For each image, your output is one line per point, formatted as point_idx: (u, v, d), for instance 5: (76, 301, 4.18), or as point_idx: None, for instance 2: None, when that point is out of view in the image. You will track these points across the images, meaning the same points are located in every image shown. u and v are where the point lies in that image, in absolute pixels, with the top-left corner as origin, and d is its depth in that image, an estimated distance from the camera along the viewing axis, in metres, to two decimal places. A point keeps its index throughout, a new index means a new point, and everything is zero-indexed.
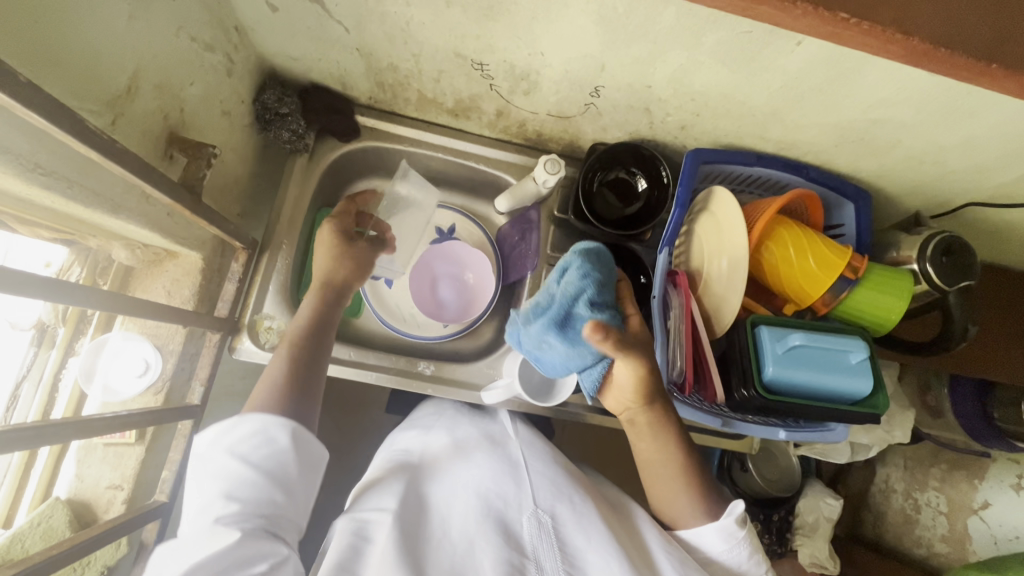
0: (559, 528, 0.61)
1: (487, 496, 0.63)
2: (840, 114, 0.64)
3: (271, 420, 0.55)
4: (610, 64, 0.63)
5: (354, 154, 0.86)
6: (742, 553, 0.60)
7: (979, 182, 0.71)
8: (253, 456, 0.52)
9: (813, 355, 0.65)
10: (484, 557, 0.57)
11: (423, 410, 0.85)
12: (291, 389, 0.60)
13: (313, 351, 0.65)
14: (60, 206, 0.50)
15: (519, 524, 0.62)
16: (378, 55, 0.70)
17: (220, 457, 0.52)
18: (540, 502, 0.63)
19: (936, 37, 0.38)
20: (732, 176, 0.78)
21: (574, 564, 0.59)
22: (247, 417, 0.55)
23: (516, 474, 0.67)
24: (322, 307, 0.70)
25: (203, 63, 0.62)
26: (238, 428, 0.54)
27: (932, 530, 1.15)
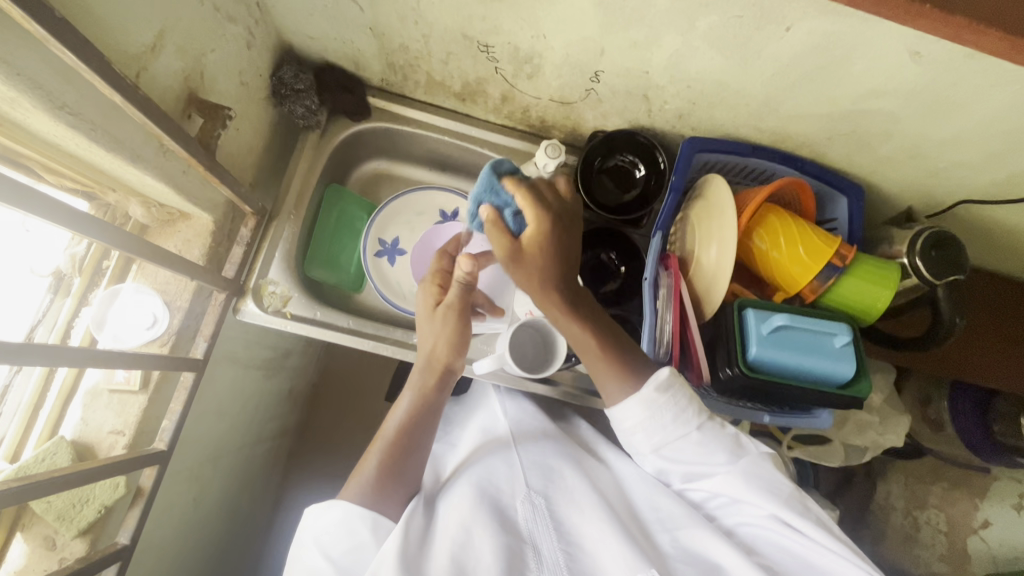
0: (553, 508, 0.63)
1: (480, 484, 0.64)
2: (830, 105, 0.66)
3: (352, 515, 0.58)
4: (609, 48, 0.66)
5: (364, 133, 0.90)
6: (667, 415, 0.61)
7: (971, 181, 0.72)
8: (332, 540, 0.57)
9: (796, 337, 0.66)
10: (484, 546, 0.57)
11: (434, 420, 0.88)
12: (389, 473, 0.62)
13: (417, 435, 0.66)
14: (82, 150, 0.53)
15: (515, 510, 0.63)
16: (390, 35, 0.73)
17: (312, 551, 0.57)
18: (532, 484, 0.65)
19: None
20: (728, 166, 0.81)
21: (570, 540, 0.60)
22: (338, 505, 0.59)
23: (507, 458, 0.69)
24: (436, 390, 0.69)
25: (225, 33, 0.66)
26: (326, 513, 0.59)
27: (930, 546, 1.12)
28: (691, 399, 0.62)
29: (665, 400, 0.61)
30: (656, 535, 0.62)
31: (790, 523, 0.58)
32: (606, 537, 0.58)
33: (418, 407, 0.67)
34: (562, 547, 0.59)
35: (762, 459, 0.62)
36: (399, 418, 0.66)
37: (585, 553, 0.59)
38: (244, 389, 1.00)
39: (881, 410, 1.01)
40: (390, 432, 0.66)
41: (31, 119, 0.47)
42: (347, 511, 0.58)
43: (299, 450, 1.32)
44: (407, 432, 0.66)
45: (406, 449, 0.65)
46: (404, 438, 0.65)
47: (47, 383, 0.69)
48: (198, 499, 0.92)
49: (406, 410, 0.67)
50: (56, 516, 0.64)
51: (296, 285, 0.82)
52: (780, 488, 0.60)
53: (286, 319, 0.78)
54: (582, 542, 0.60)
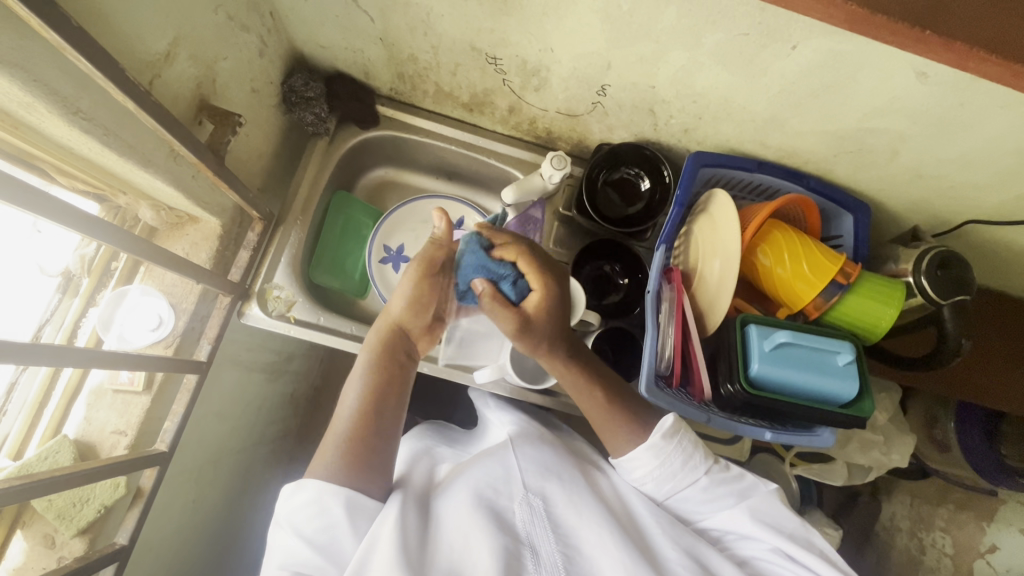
0: (551, 510, 0.62)
1: (479, 487, 0.64)
2: (836, 122, 0.66)
3: (323, 488, 0.58)
4: (616, 63, 0.67)
5: (372, 141, 0.91)
6: (675, 463, 0.64)
7: (978, 201, 0.72)
8: (309, 522, 0.58)
9: (799, 355, 0.66)
10: (481, 545, 0.57)
11: (435, 429, 0.88)
12: (355, 446, 0.62)
13: (376, 397, 0.67)
14: (95, 155, 0.54)
15: (512, 512, 0.62)
16: (400, 46, 0.74)
17: (286, 531, 0.58)
18: (529, 485, 0.65)
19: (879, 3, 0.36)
20: (733, 180, 0.81)
21: (568, 543, 0.60)
22: (307, 481, 0.59)
23: (505, 462, 0.69)
24: (392, 355, 0.71)
25: (237, 41, 0.67)
26: (298, 493, 0.59)
27: (936, 570, 1.10)
28: (696, 447, 0.64)
29: (671, 448, 0.64)
30: (654, 537, 0.61)
31: (793, 554, 0.59)
32: (605, 542, 0.58)
33: (376, 372, 0.68)
34: (560, 548, 0.59)
35: (770, 499, 0.63)
36: (359, 386, 0.67)
37: (582, 558, 0.58)
38: (246, 392, 1.00)
39: (886, 429, 1.00)
40: (351, 400, 0.66)
41: (45, 123, 0.48)
42: (316, 491, 0.58)
43: (299, 454, 1.32)
44: (364, 397, 0.66)
45: (370, 415, 0.65)
46: (368, 410, 0.66)
47: (52, 381, 0.70)
48: (197, 501, 0.92)
49: (366, 375, 0.68)
50: (56, 515, 0.65)
51: (300, 290, 0.82)
52: (787, 526, 0.61)
53: (290, 323, 0.80)
54: (580, 546, 0.59)
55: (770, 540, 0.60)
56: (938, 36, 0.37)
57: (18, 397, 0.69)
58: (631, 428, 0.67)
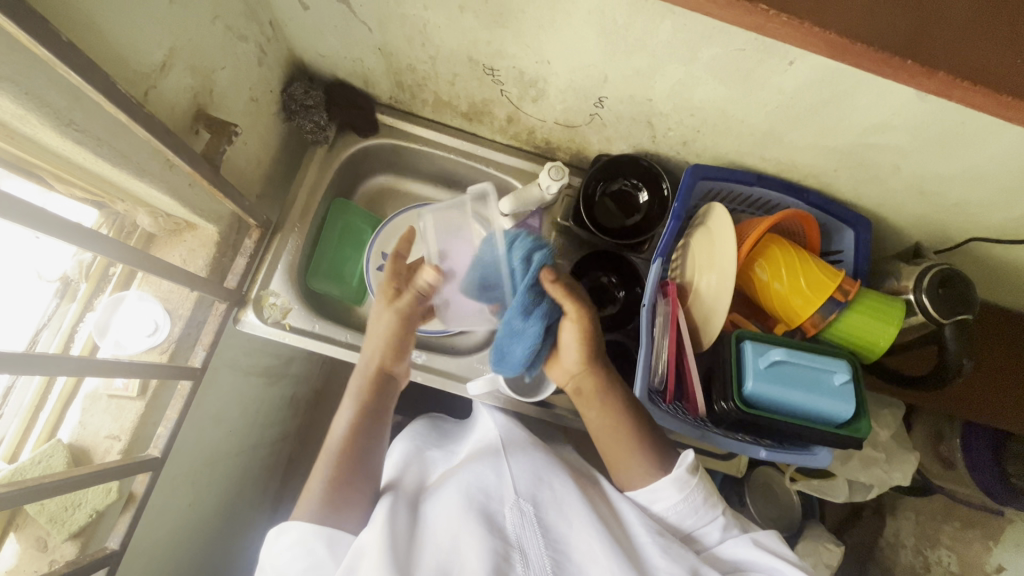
0: (541, 516, 0.62)
1: (469, 489, 0.64)
2: (835, 137, 0.65)
3: (303, 535, 0.58)
4: (612, 75, 0.66)
5: (372, 149, 0.91)
6: (697, 500, 0.63)
7: (983, 218, 0.70)
8: (292, 564, 0.57)
9: (795, 372, 0.65)
10: (470, 546, 0.56)
11: (425, 427, 0.86)
12: (347, 478, 0.64)
13: (366, 437, 0.68)
14: (90, 165, 0.55)
15: (502, 516, 0.61)
16: (398, 56, 0.75)
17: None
18: (520, 489, 0.64)
19: (856, 32, 0.36)
20: (732, 194, 0.80)
21: (557, 548, 0.59)
22: (285, 529, 0.60)
23: (496, 464, 0.68)
24: (378, 395, 0.72)
25: (236, 51, 0.68)
26: (280, 538, 0.59)
27: None
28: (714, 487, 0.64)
29: (695, 482, 0.63)
30: (645, 549, 0.60)
31: None
32: (596, 552, 0.58)
33: (363, 413, 0.70)
34: (549, 553, 0.58)
35: (771, 536, 0.63)
36: (346, 427, 0.68)
37: (571, 564, 0.58)
38: (244, 397, 1.00)
39: (888, 446, 0.98)
40: (339, 439, 0.67)
41: (39, 134, 0.49)
42: (302, 531, 0.59)
43: (298, 457, 1.33)
44: (352, 439, 0.67)
45: (357, 444, 0.67)
46: (354, 440, 0.67)
47: (48, 387, 0.71)
48: (193, 505, 0.92)
49: (353, 416, 0.69)
50: (49, 519, 0.65)
51: (296, 297, 0.82)
52: (785, 555, 0.60)
53: (285, 330, 0.80)
54: (571, 552, 0.59)
55: (766, 567, 0.59)
56: (914, 63, 0.36)
57: (15, 400, 0.70)
58: (648, 461, 0.66)
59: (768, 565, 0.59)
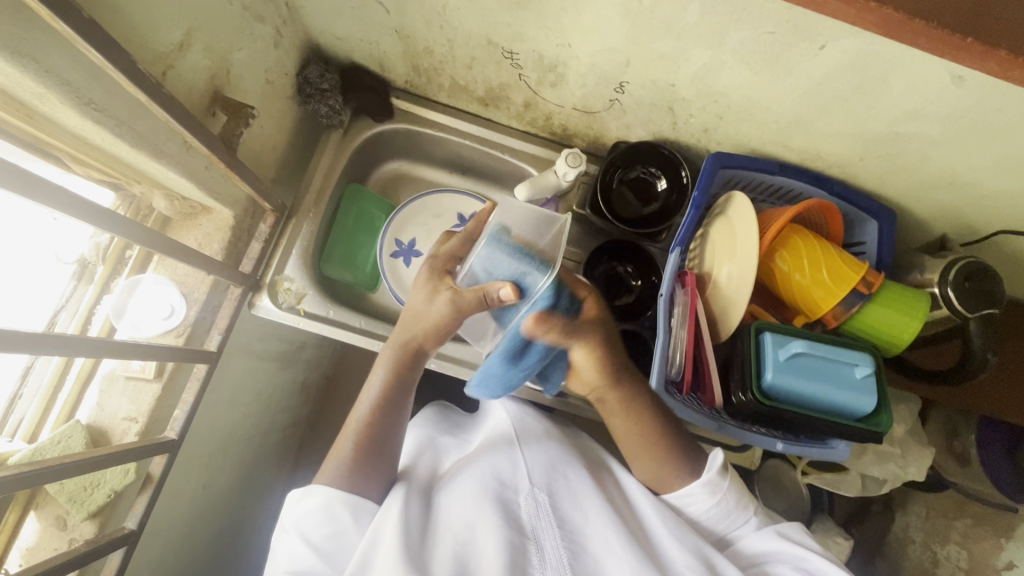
0: (558, 506, 0.62)
1: (482, 478, 0.64)
2: (864, 125, 0.64)
3: (331, 500, 0.59)
4: (635, 60, 0.65)
5: (387, 134, 0.90)
6: (729, 504, 0.63)
7: (1012, 210, 0.69)
8: (313, 527, 0.58)
9: (816, 366, 0.64)
10: (486, 538, 0.57)
11: (436, 415, 0.86)
12: (370, 455, 0.63)
13: (392, 415, 0.66)
14: (108, 144, 0.55)
15: (517, 504, 0.62)
16: (416, 38, 0.74)
17: (290, 537, 0.59)
18: (535, 480, 0.64)
19: (909, 8, 0.35)
20: (752, 183, 0.79)
21: (573, 539, 0.59)
22: (312, 490, 0.60)
23: (511, 454, 0.68)
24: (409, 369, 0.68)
25: (253, 32, 0.67)
26: (305, 499, 0.60)
27: None
28: (742, 487, 0.65)
29: (725, 484, 0.63)
30: (662, 542, 0.60)
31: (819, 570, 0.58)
32: (613, 545, 0.58)
33: (391, 387, 0.66)
34: (565, 544, 0.58)
35: (796, 527, 0.63)
36: (374, 400, 0.66)
37: (589, 556, 0.58)
38: (258, 381, 1.01)
39: (903, 442, 0.97)
40: (365, 411, 0.65)
41: (58, 113, 0.49)
42: (326, 496, 0.60)
43: (309, 442, 1.34)
44: (379, 417, 0.65)
45: (381, 421, 0.65)
46: (379, 416, 0.65)
47: (67, 367, 0.71)
48: (207, 487, 0.93)
49: (381, 388, 0.66)
50: (68, 498, 0.66)
51: (310, 283, 0.82)
52: (812, 546, 0.61)
53: (299, 315, 0.80)
54: (586, 543, 0.59)
55: (797, 559, 0.60)
56: (970, 42, 0.35)
57: (34, 380, 0.70)
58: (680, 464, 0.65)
59: (794, 556, 0.60)
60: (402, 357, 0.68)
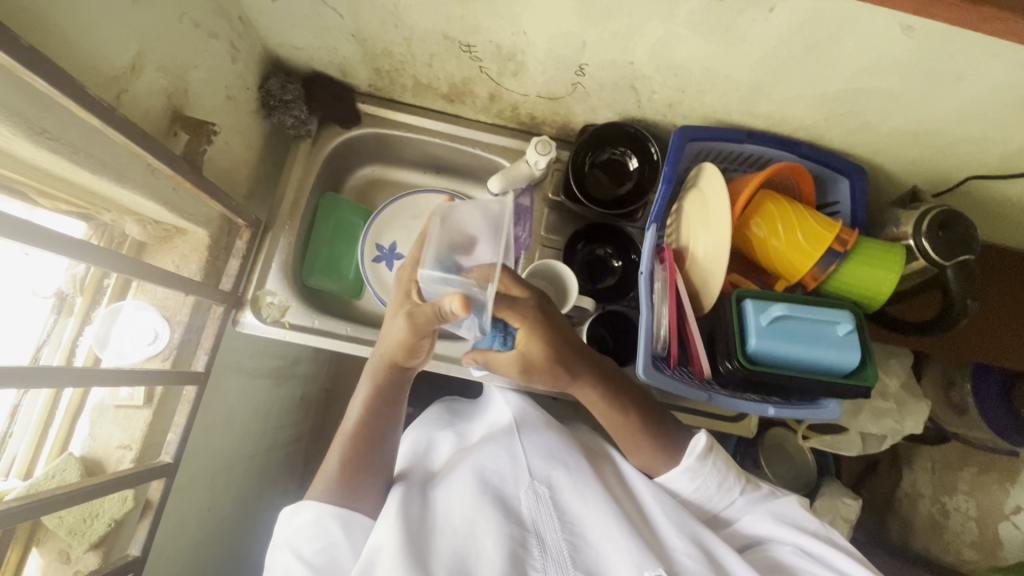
0: (557, 497, 0.63)
1: (483, 471, 0.65)
2: (823, 85, 0.64)
3: (320, 515, 0.61)
4: (591, 41, 0.65)
5: (356, 140, 0.90)
6: (711, 484, 0.64)
7: (979, 155, 0.69)
8: (306, 541, 0.60)
9: (798, 328, 0.64)
10: (486, 534, 0.58)
11: (436, 410, 0.87)
12: (358, 468, 0.65)
13: (378, 427, 0.68)
14: (68, 173, 0.55)
15: (517, 499, 0.63)
16: (373, 41, 0.74)
17: (284, 555, 0.60)
18: (535, 471, 0.65)
19: None
20: (722, 154, 0.79)
21: (573, 531, 0.60)
22: (303, 506, 0.62)
23: (511, 447, 0.68)
24: (390, 383, 0.69)
25: (208, 49, 0.67)
26: (297, 514, 0.62)
27: (961, 536, 1.09)
28: (729, 465, 0.65)
29: (706, 467, 0.64)
30: (662, 529, 0.62)
31: (815, 552, 0.60)
32: (612, 533, 0.58)
33: (376, 400, 0.68)
34: (564, 536, 0.59)
35: (792, 502, 0.65)
36: (359, 412, 0.67)
37: (588, 546, 0.59)
38: (254, 398, 1.01)
39: (898, 396, 0.98)
40: (352, 423, 0.67)
41: (13, 145, 0.49)
42: (316, 512, 0.61)
43: (315, 456, 1.34)
44: (364, 428, 0.67)
45: (369, 434, 0.67)
46: (365, 429, 0.67)
47: (55, 401, 0.71)
48: (212, 509, 0.93)
49: (365, 403, 0.68)
50: (68, 531, 0.66)
51: (293, 295, 0.82)
52: (809, 526, 0.63)
53: (285, 328, 0.80)
54: (585, 534, 0.60)
55: (793, 541, 0.62)
56: None
57: (22, 417, 0.70)
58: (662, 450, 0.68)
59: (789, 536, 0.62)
60: (383, 371, 0.68)
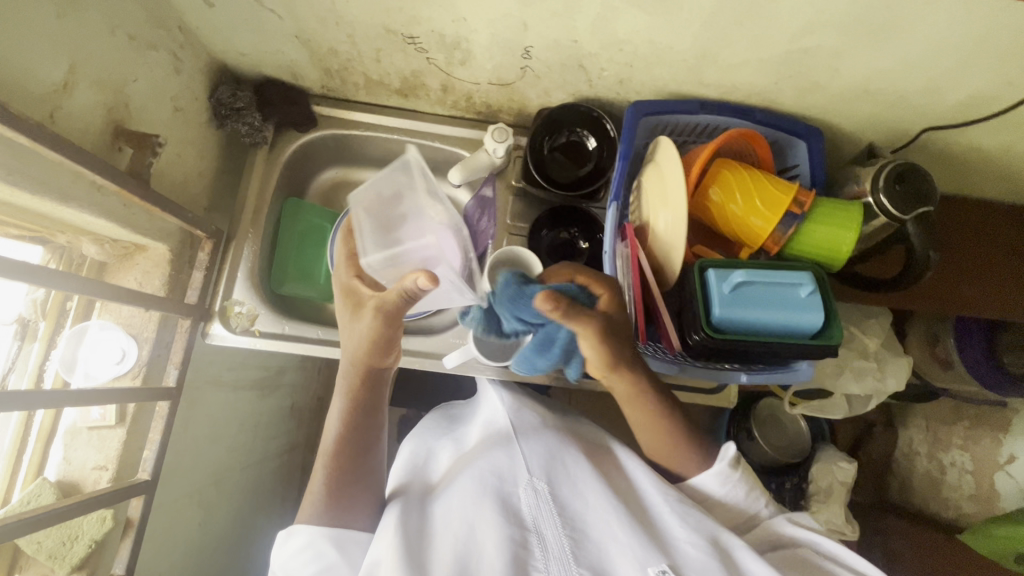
0: (556, 494, 0.64)
1: (482, 474, 0.66)
2: (767, 48, 0.64)
3: (313, 538, 0.62)
4: (531, 22, 0.65)
5: (315, 143, 0.90)
6: (739, 491, 0.68)
7: (931, 106, 0.69)
8: (303, 566, 0.62)
9: (761, 292, 0.64)
10: (487, 536, 0.59)
11: (433, 415, 0.87)
12: (343, 484, 0.66)
13: (361, 438, 0.69)
14: (8, 195, 0.54)
15: (517, 497, 0.64)
16: (317, 41, 0.73)
17: None
18: (533, 470, 0.66)
19: None
20: (679, 127, 0.78)
21: (575, 526, 0.61)
22: (295, 531, 0.63)
23: (508, 449, 0.69)
24: (366, 392, 0.70)
25: (147, 61, 0.66)
26: (291, 540, 0.63)
27: (958, 489, 1.09)
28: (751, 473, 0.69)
29: (736, 474, 0.67)
30: (662, 519, 0.63)
31: (834, 553, 0.65)
32: (614, 530, 0.60)
33: (353, 413, 0.69)
34: (566, 531, 0.60)
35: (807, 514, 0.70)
36: (338, 427, 0.69)
37: (591, 541, 0.60)
38: (239, 411, 1.01)
39: (878, 355, 0.99)
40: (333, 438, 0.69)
41: None
42: (309, 534, 0.63)
43: (312, 464, 1.34)
44: (346, 441, 0.68)
45: (349, 446, 0.68)
46: (346, 443, 0.68)
47: (26, 428, 0.71)
48: (204, 524, 0.93)
49: (343, 416, 0.69)
50: (48, 555, 0.66)
51: (261, 303, 0.82)
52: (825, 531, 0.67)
53: (255, 337, 0.79)
54: (588, 529, 0.61)
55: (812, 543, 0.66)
56: None
57: None
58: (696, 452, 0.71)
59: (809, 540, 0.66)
60: (356, 379, 0.70)
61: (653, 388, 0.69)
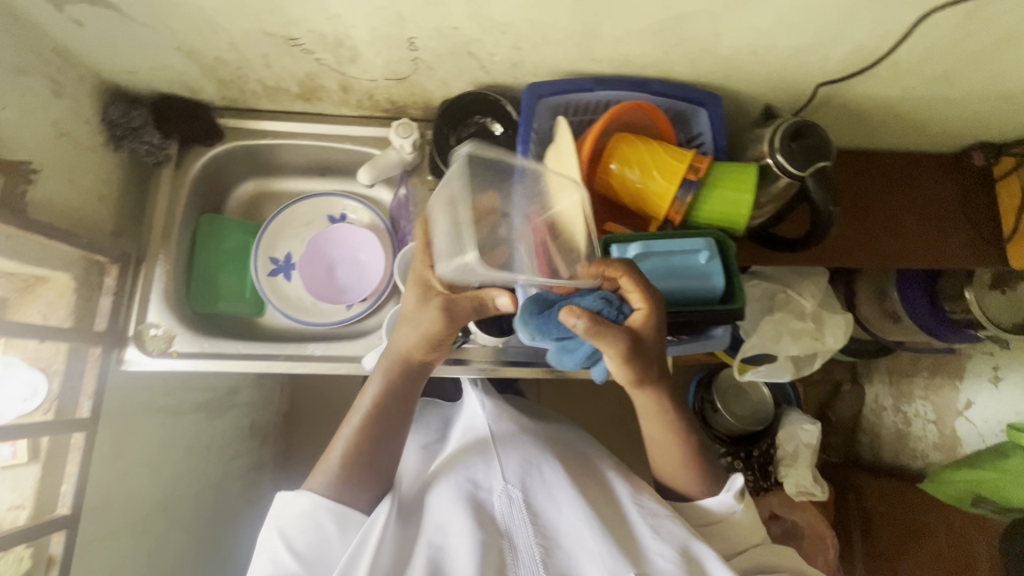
0: (531, 501, 0.63)
1: (460, 481, 0.65)
2: (645, 17, 0.63)
3: (317, 504, 0.60)
4: (405, 13, 0.64)
5: (225, 156, 0.89)
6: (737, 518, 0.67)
7: (820, 61, 0.69)
8: (300, 532, 0.59)
9: (659, 264, 0.64)
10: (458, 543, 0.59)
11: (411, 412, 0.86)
12: (361, 469, 0.63)
13: (388, 424, 0.66)
14: None
15: (492, 503, 0.63)
16: (201, 51, 0.72)
17: (271, 536, 0.60)
18: (509, 477, 0.65)
19: None
20: (579, 107, 0.78)
21: (546, 535, 0.60)
22: (301, 495, 0.61)
23: (487, 458, 0.68)
24: (405, 381, 0.68)
25: (16, 86, 0.64)
26: (293, 501, 0.61)
27: (923, 439, 1.10)
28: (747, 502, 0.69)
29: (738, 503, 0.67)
30: (637, 527, 0.63)
31: None
32: (588, 540, 0.59)
33: (387, 396, 0.67)
34: (538, 540, 0.59)
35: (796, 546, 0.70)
36: (366, 407, 0.66)
37: (563, 550, 0.59)
38: (184, 436, 1.00)
39: (815, 315, 0.99)
40: (358, 419, 0.66)
41: None
42: (312, 502, 0.60)
43: (281, 483, 1.32)
44: (373, 426, 0.66)
45: (371, 435, 0.65)
46: (371, 427, 0.65)
47: None
48: (156, 553, 0.91)
49: (377, 394, 0.67)
50: None
51: (178, 322, 0.82)
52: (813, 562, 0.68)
53: (172, 357, 0.80)
54: (559, 538, 0.60)
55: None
56: None
57: None
58: (703, 482, 0.69)
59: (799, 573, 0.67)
60: (398, 366, 0.67)
61: (678, 413, 0.66)
